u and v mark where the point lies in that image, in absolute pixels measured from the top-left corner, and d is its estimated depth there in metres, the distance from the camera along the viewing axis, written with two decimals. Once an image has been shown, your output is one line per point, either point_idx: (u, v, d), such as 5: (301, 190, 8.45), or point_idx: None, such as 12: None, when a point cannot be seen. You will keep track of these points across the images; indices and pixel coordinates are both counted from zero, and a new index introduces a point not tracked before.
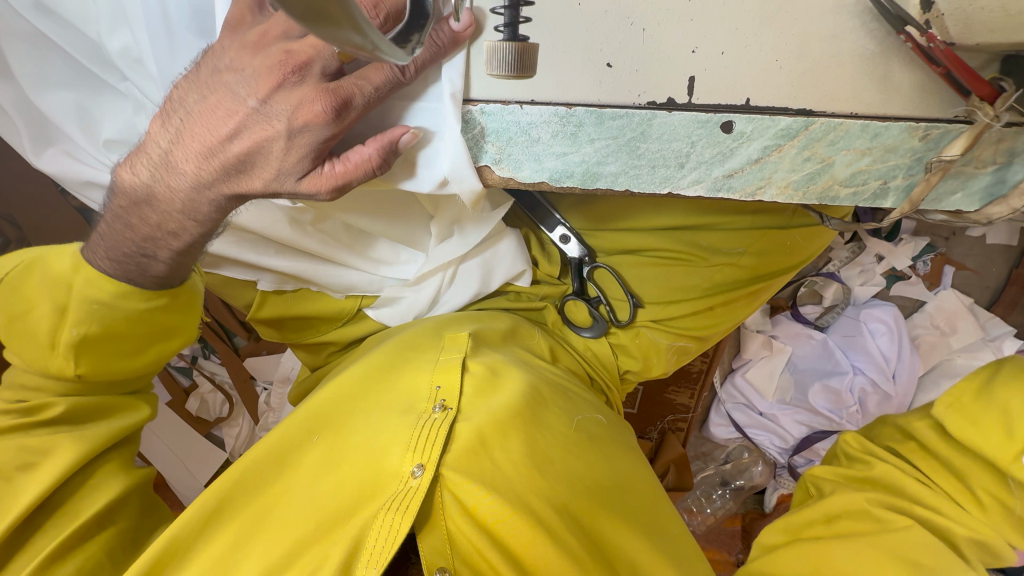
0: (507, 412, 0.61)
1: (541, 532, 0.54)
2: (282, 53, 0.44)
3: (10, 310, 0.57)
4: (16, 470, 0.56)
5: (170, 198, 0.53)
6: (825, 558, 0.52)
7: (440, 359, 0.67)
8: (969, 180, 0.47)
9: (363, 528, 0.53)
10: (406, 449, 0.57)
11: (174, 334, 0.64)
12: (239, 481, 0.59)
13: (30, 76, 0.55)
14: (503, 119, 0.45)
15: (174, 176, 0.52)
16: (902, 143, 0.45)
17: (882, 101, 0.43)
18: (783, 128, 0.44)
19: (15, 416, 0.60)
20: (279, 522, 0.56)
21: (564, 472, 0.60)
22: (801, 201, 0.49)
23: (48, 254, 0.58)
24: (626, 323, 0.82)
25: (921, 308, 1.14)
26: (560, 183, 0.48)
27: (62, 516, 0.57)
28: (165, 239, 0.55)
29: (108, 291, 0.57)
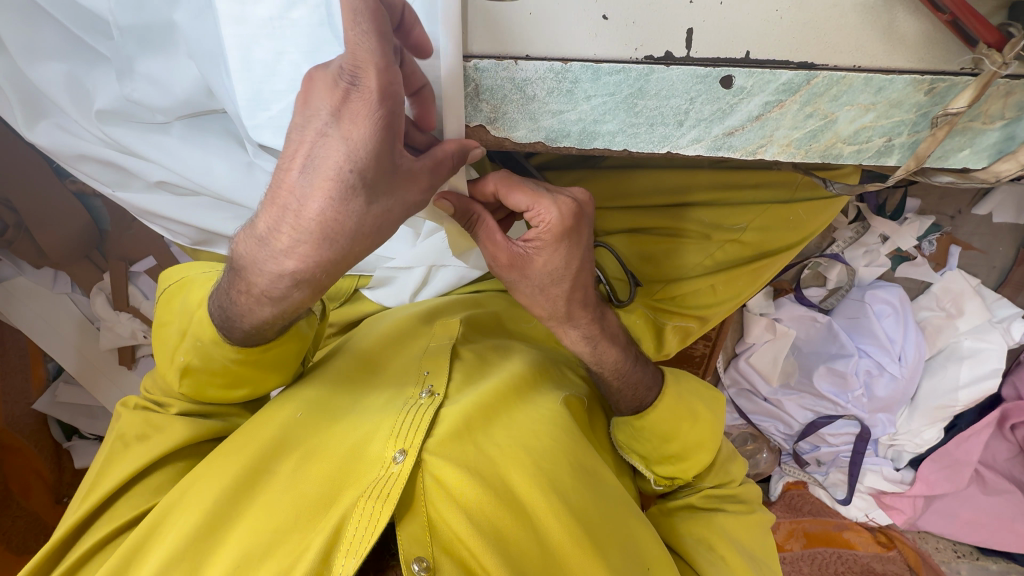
0: (495, 397, 0.58)
1: (522, 520, 0.52)
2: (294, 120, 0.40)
3: (158, 318, 0.61)
4: (132, 439, 0.61)
5: (256, 273, 0.46)
6: (717, 537, 0.65)
7: (429, 346, 0.63)
8: (977, 137, 0.46)
9: (344, 516, 0.49)
10: (390, 434, 0.53)
11: (264, 380, 0.61)
12: (210, 470, 0.55)
13: (18, 44, 0.54)
14: (497, 76, 0.43)
15: (264, 257, 0.44)
16: (907, 98, 0.44)
17: (886, 53, 0.42)
18: (784, 83, 0.43)
19: (150, 398, 0.64)
20: (255, 514, 0.51)
21: (557, 462, 0.56)
22: (803, 159, 0.48)
23: (193, 284, 0.59)
24: (625, 302, 0.78)
25: (927, 289, 1.11)
26: (557, 143, 0.47)
27: (137, 491, 0.59)
28: (246, 312, 0.50)
29: (209, 336, 0.55)
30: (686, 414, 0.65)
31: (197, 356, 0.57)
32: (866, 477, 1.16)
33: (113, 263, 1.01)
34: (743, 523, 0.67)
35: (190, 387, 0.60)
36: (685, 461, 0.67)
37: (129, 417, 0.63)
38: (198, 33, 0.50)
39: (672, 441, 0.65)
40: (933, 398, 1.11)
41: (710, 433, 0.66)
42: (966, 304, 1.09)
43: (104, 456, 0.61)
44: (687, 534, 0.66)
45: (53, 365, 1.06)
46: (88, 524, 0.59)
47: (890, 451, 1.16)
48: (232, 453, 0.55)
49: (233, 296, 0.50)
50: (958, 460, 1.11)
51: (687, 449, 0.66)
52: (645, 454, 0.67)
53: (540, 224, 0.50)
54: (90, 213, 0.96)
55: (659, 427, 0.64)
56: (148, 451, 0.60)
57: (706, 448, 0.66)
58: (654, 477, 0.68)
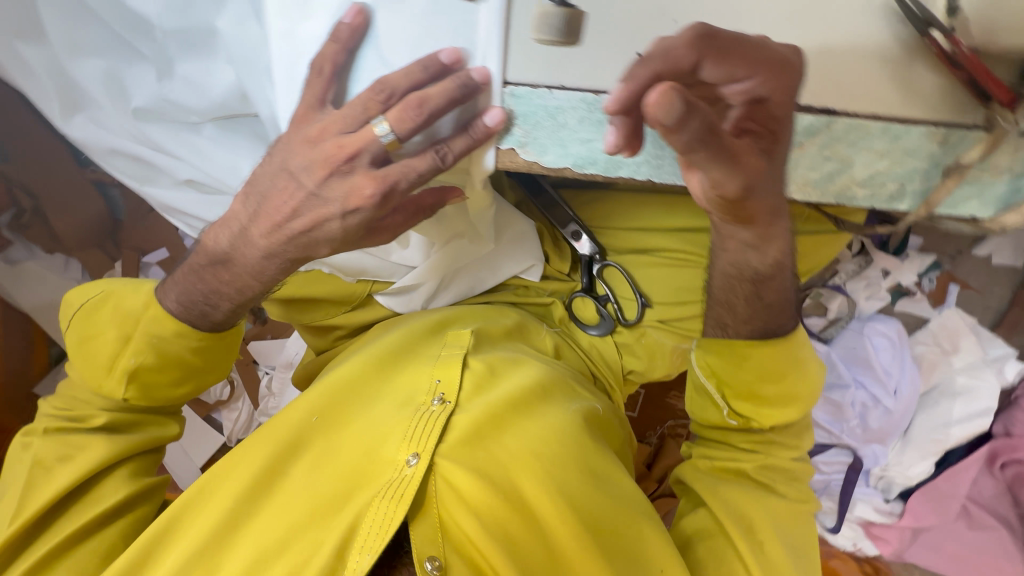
0: (505, 405, 0.58)
1: (531, 524, 0.53)
2: (336, 146, 0.44)
3: (82, 332, 0.59)
4: (55, 461, 0.57)
5: (244, 261, 0.51)
6: (762, 525, 0.57)
7: (441, 354, 0.63)
8: (984, 188, 0.48)
9: (357, 516, 0.50)
10: (403, 438, 0.54)
11: (211, 372, 0.62)
12: (226, 468, 0.56)
13: (61, 40, 0.55)
14: (531, 103, 0.45)
15: (249, 248, 0.50)
16: (920, 147, 0.46)
17: (903, 103, 0.44)
18: (804, 126, 0.46)
19: (63, 420, 0.60)
20: (272, 510, 0.52)
21: (567, 470, 0.56)
22: (818, 199, 0.50)
23: (124, 288, 0.59)
24: (632, 322, 0.82)
25: (925, 325, 1.12)
26: (583, 170, 0.48)
27: (85, 501, 0.57)
28: (229, 294, 0.54)
29: (171, 328, 0.56)
30: (794, 358, 0.58)
31: (151, 354, 0.57)
32: (856, 506, 1.17)
33: (126, 253, 1.03)
34: (792, 515, 0.59)
35: (137, 391, 0.59)
36: (773, 406, 0.59)
37: (41, 444, 0.58)
38: (240, 40, 0.51)
39: (774, 382, 0.58)
40: (926, 431, 1.13)
41: (802, 403, 0.59)
42: (961, 342, 1.11)
43: (22, 482, 0.56)
44: (727, 499, 0.59)
45: (58, 349, 1.05)
46: (20, 550, 0.54)
47: (881, 482, 1.17)
48: (248, 452, 0.56)
49: (206, 286, 0.54)
50: (944, 493, 1.14)
51: (780, 397, 0.59)
52: (743, 398, 0.60)
53: (760, 87, 0.41)
54: (107, 203, 1.01)
55: (765, 364, 0.58)
56: (82, 466, 0.57)
57: (797, 404, 0.59)
58: (728, 409, 0.61)
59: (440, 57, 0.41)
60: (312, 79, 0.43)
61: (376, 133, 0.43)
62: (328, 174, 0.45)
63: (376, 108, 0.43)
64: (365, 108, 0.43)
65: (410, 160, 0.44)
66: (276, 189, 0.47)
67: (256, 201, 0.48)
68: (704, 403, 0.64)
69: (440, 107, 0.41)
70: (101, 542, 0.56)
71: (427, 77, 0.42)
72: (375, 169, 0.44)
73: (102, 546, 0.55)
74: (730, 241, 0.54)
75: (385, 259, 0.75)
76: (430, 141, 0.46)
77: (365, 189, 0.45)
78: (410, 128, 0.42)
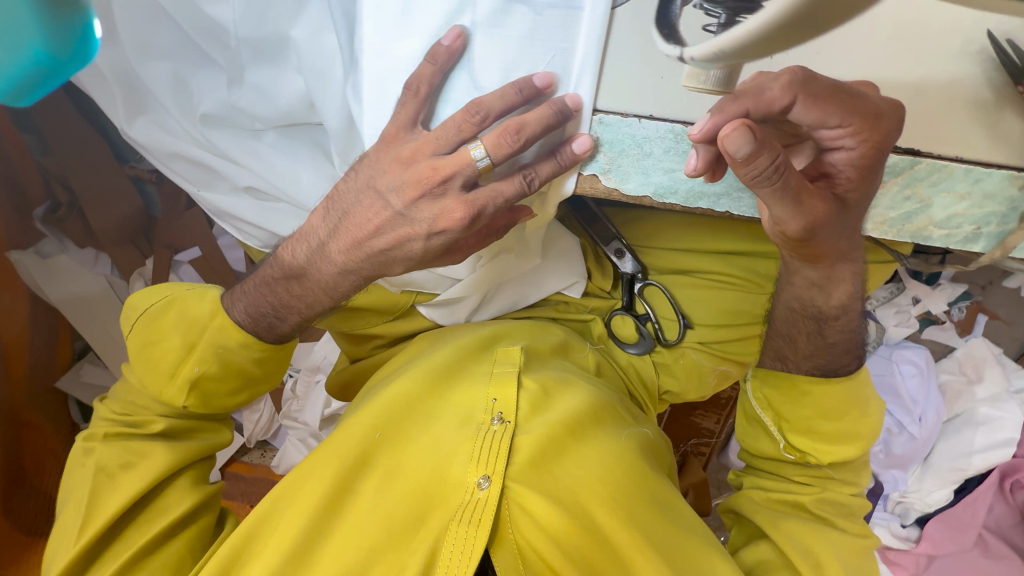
0: (564, 426, 0.58)
1: (602, 547, 0.53)
2: (429, 169, 0.43)
3: (144, 339, 0.58)
4: (118, 469, 0.56)
5: (319, 276, 0.51)
6: (830, 562, 0.55)
7: (495, 372, 0.62)
8: None
9: (437, 541, 0.51)
10: (470, 459, 0.54)
11: (267, 381, 0.62)
12: (284, 485, 0.56)
13: (131, 42, 0.55)
14: (619, 131, 0.44)
15: (326, 263, 0.50)
16: (1001, 191, 0.46)
17: (988, 148, 0.45)
18: (888, 165, 0.46)
19: (121, 425, 0.60)
20: (347, 530, 0.52)
21: (630, 494, 0.56)
22: (894, 237, 0.50)
23: (188, 294, 0.58)
24: (673, 343, 0.82)
25: (951, 353, 1.14)
26: (664, 200, 0.48)
27: (148, 515, 0.56)
28: (299, 308, 0.53)
29: (235, 338, 0.56)
30: (855, 399, 0.59)
31: (214, 362, 0.57)
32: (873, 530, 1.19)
33: (158, 250, 1.02)
34: (861, 555, 0.57)
35: (195, 399, 0.59)
36: (832, 443, 0.60)
37: (103, 450, 0.58)
38: (320, 52, 0.51)
39: (831, 419, 0.60)
40: (947, 459, 1.13)
41: (863, 441, 0.60)
42: (985, 371, 1.12)
43: (86, 493, 0.55)
44: (790, 533, 0.58)
45: (81, 343, 1.04)
46: (88, 563, 0.53)
47: (898, 508, 1.19)
48: (309, 469, 0.56)
49: (277, 298, 0.53)
50: (963, 522, 1.14)
51: (839, 435, 0.60)
52: (802, 431, 0.61)
53: (852, 136, 0.42)
54: (143, 199, 0.98)
55: (824, 401, 0.59)
56: (146, 474, 0.56)
57: (856, 441, 0.60)
58: (784, 442, 0.62)
59: (534, 80, 0.41)
60: (408, 100, 0.43)
61: (473, 156, 0.42)
62: (419, 196, 0.44)
63: (471, 130, 0.42)
64: (459, 131, 0.42)
65: (497, 184, 0.43)
66: (360, 206, 0.47)
67: (337, 217, 0.48)
68: (756, 433, 0.65)
69: (537, 134, 0.41)
70: (167, 556, 0.54)
71: (521, 100, 0.41)
72: (466, 193, 0.44)
73: (170, 558, 0.54)
74: (796, 276, 0.57)
75: (432, 272, 0.74)
76: (515, 167, 0.46)
77: (455, 214, 0.44)
78: (505, 154, 0.41)
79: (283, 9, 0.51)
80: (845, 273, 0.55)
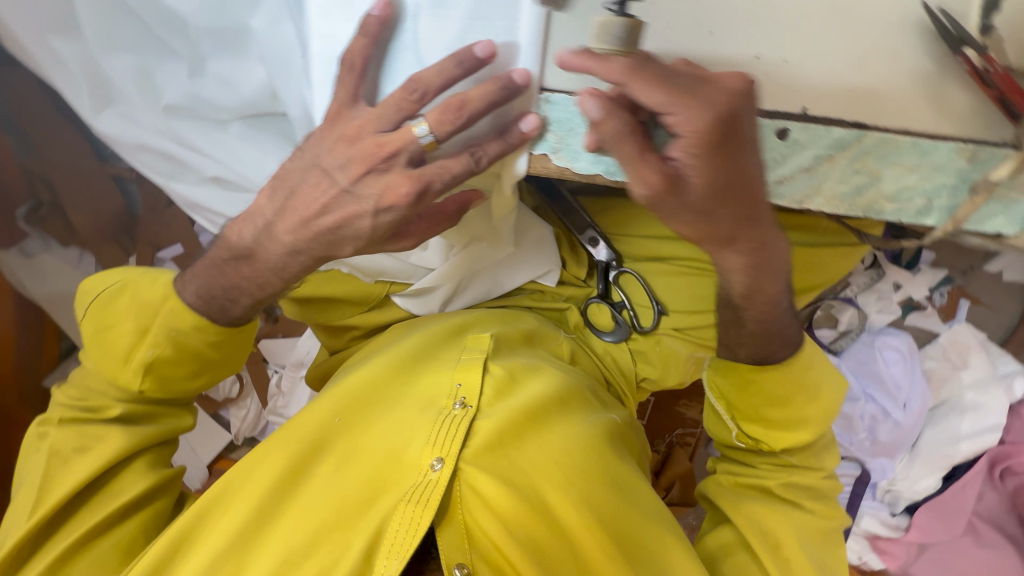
0: (526, 412, 0.58)
1: (554, 530, 0.54)
2: (374, 145, 0.45)
3: (97, 323, 0.59)
4: (72, 452, 0.58)
5: (267, 257, 0.52)
6: (788, 541, 0.58)
7: (461, 358, 0.63)
8: (1012, 205, 0.48)
9: (384, 520, 0.51)
10: (426, 442, 0.55)
11: (228, 365, 0.63)
12: (249, 466, 0.57)
13: (94, 35, 0.56)
14: (566, 110, 0.45)
15: (272, 242, 0.51)
16: (949, 163, 0.46)
17: (934, 119, 0.45)
18: (835, 139, 0.46)
19: (77, 410, 0.60)
20: (299, 509, 0.54)
21: (586, 477, 0.56)
22: (846, 212, 0.50)
23: (142, 278, 0.59)
24: (648, 330, 0.82)
25: (934, 339, 1.13)
26: (616, 178, 0.48)
27: (103, 496, 0.58)
28: (251, 290, 0.55)
29: (189, 322, 0.57)
30: (804, 383, 0.59)
31: (169, 346, 0.57)
32: (862, 520, 1.18)
33: (141, 247, 1.03)
34: (818, 530, 0.60)
35: (153, 383, 0.60)
36: (784, 429, 0.60)
37: (59, 433, 0.59)
38: (276, 41, 0.51)
39: (778, 405, 0.60)
40: (934, 447, 1.13)
41: (825, 420, 0.61)
42: (971, 357, 1.11)
43: (40, 474, 0.57)
44: (751, 515, 0.60)
45: (67, 342, 1.05)
46: (40, 540, 0.55)
47: (887, 496, 1.17)
48: (271, 452, 0.57)
49: (227, 281, 0.55)
50: (953, 510, 1.12)
51: (790, 421, 0.60)
52: (755, 420, 0.61)
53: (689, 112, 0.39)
54: (124, 198, 1.00)
55: (768, 388, 0.59)
56: (100, 459, 0.58)
57: (810, 427, 0.60)
58: (735, 429, 0.63)
59: (476, 52, 0.41)
60: (344, 76, 0.44)
61: (416, 133, 0.44)
62: (364, 172, 0.46)
63: (410, 108, 0.43)
64: (399, 109, 0.43)
65: (445, 163, 0.44)
66: (307, 184, 0.49)
67: (284, 196, 0.50)
68: (716, 421, 0.65)
69: (480, 110, 0.42)
70: (121, 536, 0.57)
71: (462, 73, 0.41)
72: (411, 168, 0.45)
73: (124, 538, 0.57)
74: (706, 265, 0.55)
75: (404, 261, 0.75)
76: (465, 143, 0.46)
77: (400, 188, 0.45)
78: (449, 131, 0.43)
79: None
80: (738, 264, 0.50)
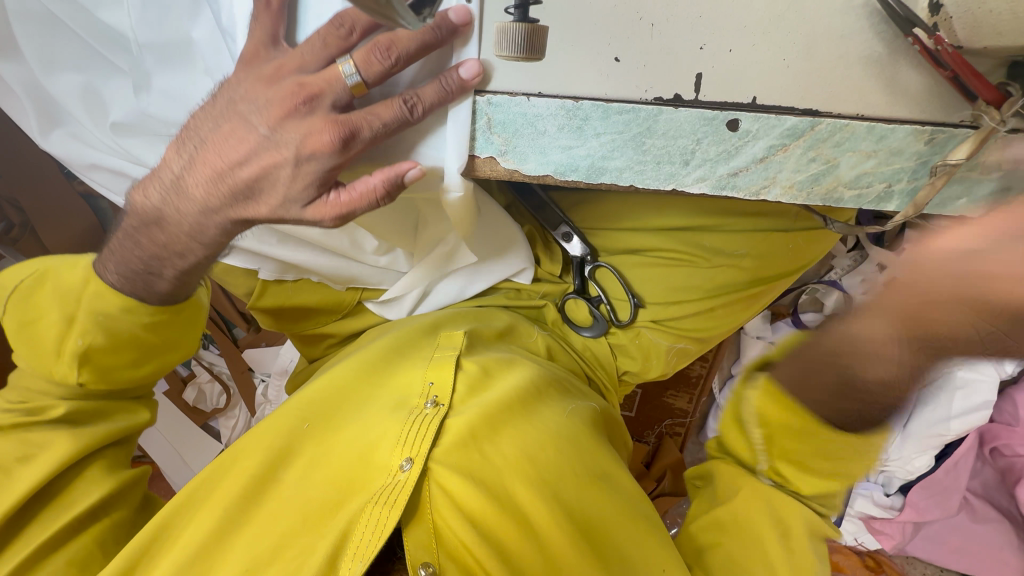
0: (498, 408, 0.58)
1: (526, 529, 0.53)
2: (295, 85, 0.46)
3: (22, 316, 0.59)
4: (15, 462, 0.58)
5: (179, 220, 0.54)
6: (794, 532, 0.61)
7: (434, 356, 0.64)
8: (974, 186, 0.47)
9: (349, 523, 0.50)
10: (396, 443, 0.55)
11: (175, 346, 0.65)
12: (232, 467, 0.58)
13: (39, 59, 0.56)
14: (510, 110, 0.45)
15: (184, 201, 0.54)
16: (907, 147, 0.45)
17: (887, 103, 0.44)
18: (788, 128, 0.44)
19: (19, 414, 0.61)
20: (268, 513, 0.54)
21: (558, 468, 0.56)
22: (805, 201, 0.48)
23: (63, 265, 0.60)
24: (626, 323, 0.82)
25: None
26: (565, 177, 0.48)
27: (55, 509, 0.58)
28: (171, 259, 0.56)
29: (116, 305, 0.58)
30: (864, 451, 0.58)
31: (101, 334, 0.59)
32: (856, 501, 1.20)
33: None
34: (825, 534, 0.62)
35: (91, 374, 0.61)
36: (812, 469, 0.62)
37: None
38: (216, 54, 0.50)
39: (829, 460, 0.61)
40: (926, 427, 1.10)
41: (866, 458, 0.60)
42: None
43: None
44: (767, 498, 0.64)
45: None
46: None
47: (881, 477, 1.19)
48: (246, 456, 0.57)
49: (140, 245, 0.56)
50: (947, 487, 1.13)
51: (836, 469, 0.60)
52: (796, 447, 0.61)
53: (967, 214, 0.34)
54: (97, 215, 1.00)
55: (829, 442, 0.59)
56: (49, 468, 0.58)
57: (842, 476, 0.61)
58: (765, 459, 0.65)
59: None
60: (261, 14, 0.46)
61: (343, 72, 0.45)
62: (284, 115, 0.47)
63: (339, 47, 0.45)
64: (326, 48, 0.45)
65: (375, 108, 0.45)
66: (221, 131, 0.50)
67: (192, 149, 0.52)
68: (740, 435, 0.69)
69: (409, 52, 0.43)
70: (74, 551, 0.56)
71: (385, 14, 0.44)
72: (335, 113, 0.47)
73: (76, 553, 0.56)
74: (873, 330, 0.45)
75: (361, 258, 0.72)
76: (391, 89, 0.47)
77: (323, 134, 0.46)
78: (377, 71, 0.44)
79: (179, 11, 0.51)
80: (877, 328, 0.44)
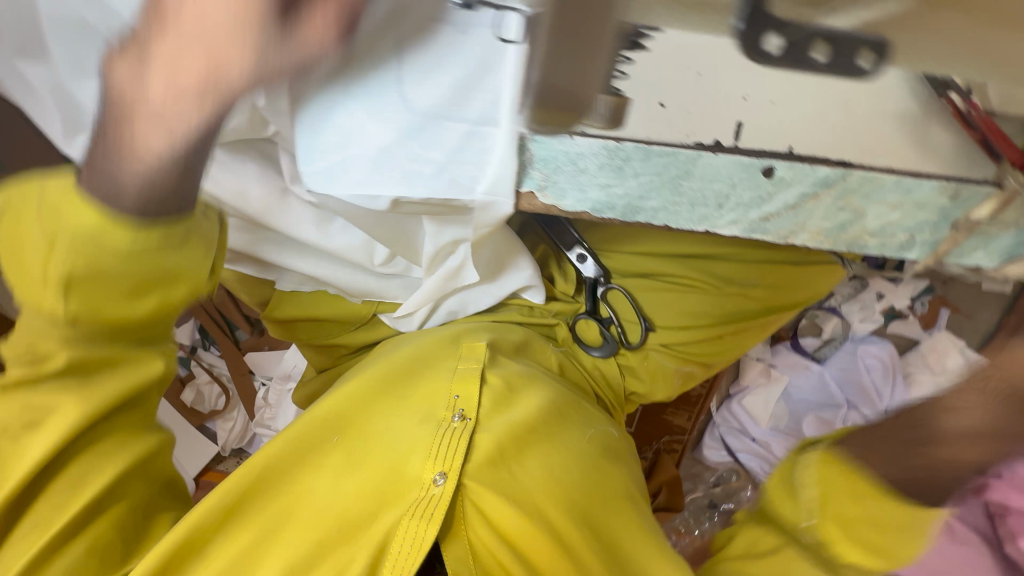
0: (525, 426, 0.59)
1: (559, 548, 0.54)
2: None
3: None
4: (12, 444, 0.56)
5: (129, 119, 0.39)
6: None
7: (458, 368, 0.63)
8: (991, 239, 0.48)
9: (388, 534, 0.53)
10: (428, 456, 0.56)
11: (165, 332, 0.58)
12: (260, 476, 0.56)
13: (63, 62, 0.55)
14: (553, 148, 0.45)
15: (126, 85, 0.37)
16: (930, 201, 0.47)
17: (916, 158, 0.45)
18: (820, 177, 0.46)
19: None
20: (301, 522, 0.55)
21: (583, 485, 0.59)
22: (831, 246, 0.52)
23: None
24: (636, 345, 0.82)
25: (915, 346, 1.15)
26: (601, 214, 0.50)
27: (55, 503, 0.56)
28: (126, 167, 0.41)
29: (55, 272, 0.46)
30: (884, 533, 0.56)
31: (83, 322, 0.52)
32: None
33: None
34: None
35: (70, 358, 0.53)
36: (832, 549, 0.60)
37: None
38: None
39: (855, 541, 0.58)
40: None
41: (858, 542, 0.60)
42: (950, 364, 1.11)
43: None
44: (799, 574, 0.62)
45: None
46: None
47: None
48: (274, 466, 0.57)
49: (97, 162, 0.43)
50: None
51: None
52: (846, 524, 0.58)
53: None
54: None
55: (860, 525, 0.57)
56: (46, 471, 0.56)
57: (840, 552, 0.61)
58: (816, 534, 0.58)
59: None
60: None
61: None
62: None
63: None
64: None
65: None
66: None
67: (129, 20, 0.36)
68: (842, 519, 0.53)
69: None
70: (75, 555, 0.56)
71: None
72: None
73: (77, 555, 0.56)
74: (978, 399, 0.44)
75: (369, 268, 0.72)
76: None
77: None
78: None
79: None
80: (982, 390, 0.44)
